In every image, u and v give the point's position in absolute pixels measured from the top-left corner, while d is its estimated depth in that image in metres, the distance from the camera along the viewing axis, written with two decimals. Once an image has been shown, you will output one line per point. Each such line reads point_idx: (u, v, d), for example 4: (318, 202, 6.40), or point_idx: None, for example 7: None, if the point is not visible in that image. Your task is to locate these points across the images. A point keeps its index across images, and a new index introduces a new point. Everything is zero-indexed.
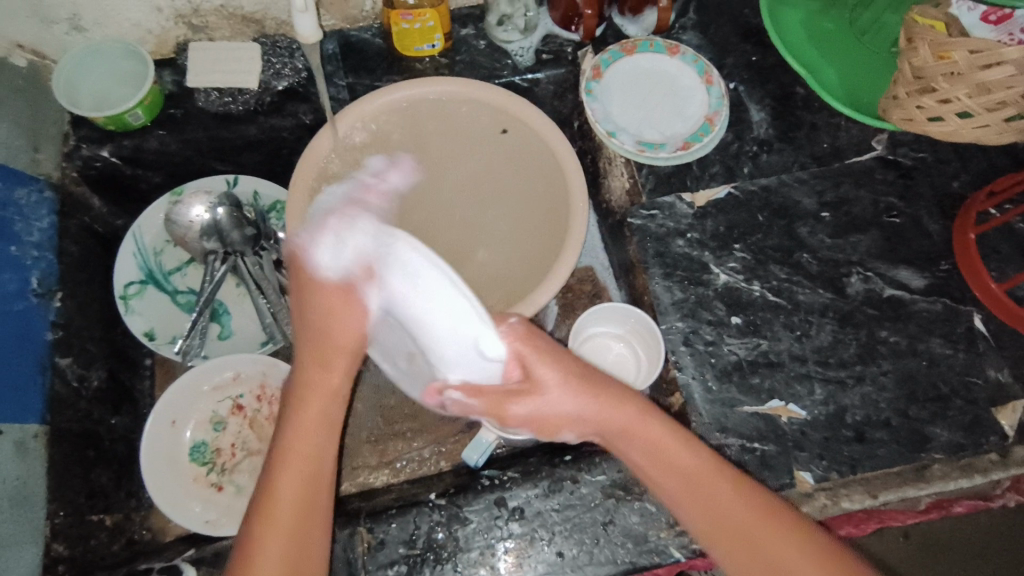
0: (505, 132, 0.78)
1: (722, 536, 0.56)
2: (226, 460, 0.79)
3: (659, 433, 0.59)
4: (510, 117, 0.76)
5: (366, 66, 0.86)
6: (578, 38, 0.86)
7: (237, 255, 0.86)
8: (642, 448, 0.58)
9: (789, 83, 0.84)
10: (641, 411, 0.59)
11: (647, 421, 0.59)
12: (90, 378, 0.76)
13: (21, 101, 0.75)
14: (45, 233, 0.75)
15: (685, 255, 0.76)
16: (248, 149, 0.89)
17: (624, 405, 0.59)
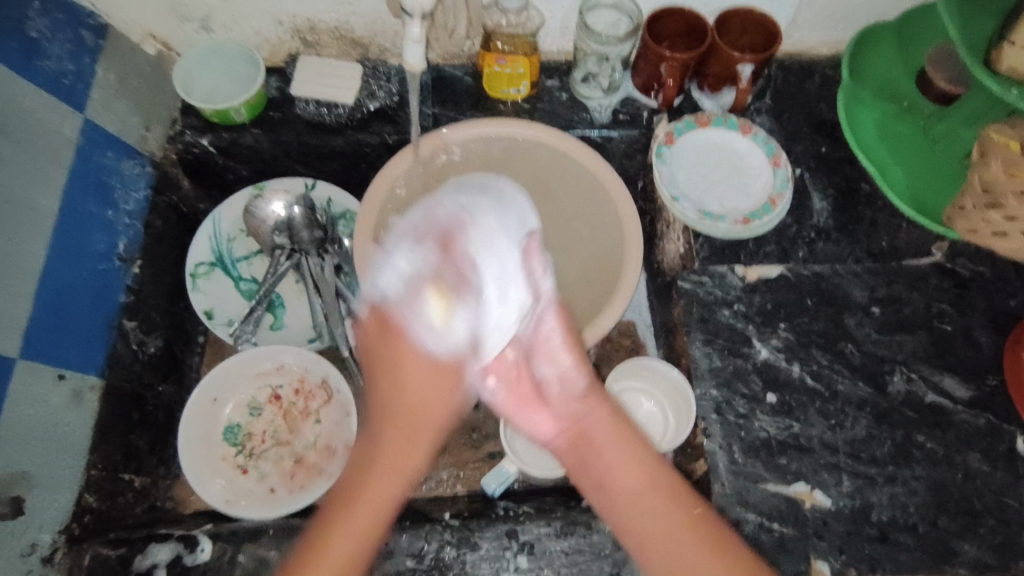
0: (500, 175, 0.86)
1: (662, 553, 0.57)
2: (255, 445, 0.82)
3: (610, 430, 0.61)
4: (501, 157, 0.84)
5: (453, 99, 0.91)
6: (655, 105, 0.91)
7: (302, 254, 0.89)
8: (595, 442, 0.61)
9: (854, 178, 0.86)
10: (613, 411, 0.62)
11: (609, 409, 0.62)
12: (147, 344, 0.80)
13: (145, 84, 0.83)
14: (139, 204, 0.82)
15: (729, 325, 0.77)
16: (330, 158, 0.94)
17: (600, 405, 0.62)
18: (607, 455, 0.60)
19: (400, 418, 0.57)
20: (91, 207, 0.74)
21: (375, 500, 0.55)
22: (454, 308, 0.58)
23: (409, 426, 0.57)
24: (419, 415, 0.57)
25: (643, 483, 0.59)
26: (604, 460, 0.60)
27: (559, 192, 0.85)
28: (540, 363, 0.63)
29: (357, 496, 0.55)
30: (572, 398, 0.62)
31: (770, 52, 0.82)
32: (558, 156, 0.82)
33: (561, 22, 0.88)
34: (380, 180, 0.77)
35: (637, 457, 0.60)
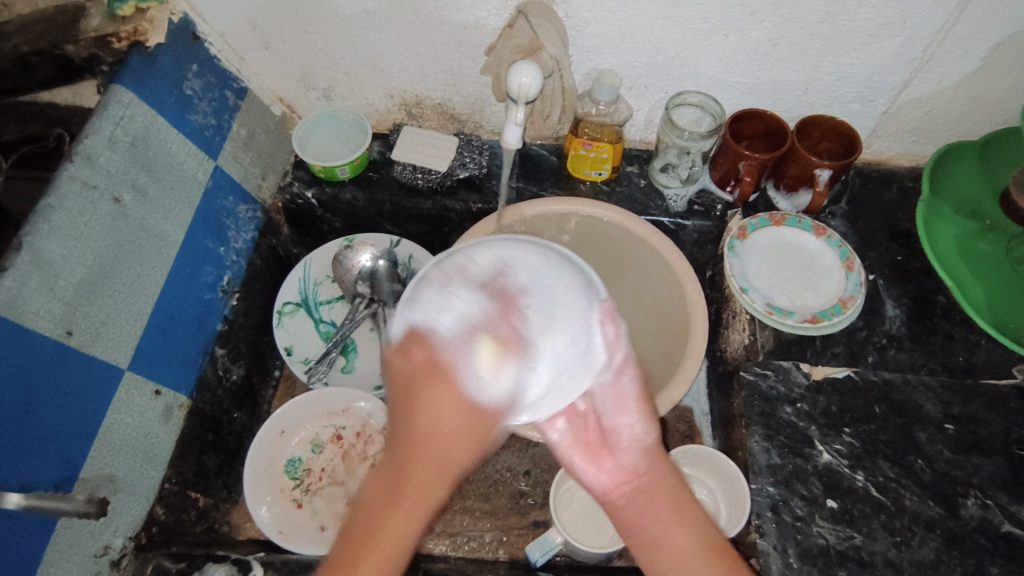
0: None
1: None
2: (312, 481, 0.85)
3: (666, 485, 0.59)
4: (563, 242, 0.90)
5: (537, 176, 0.98)
6: (731, 200, 0.94)
7: (380, 304, 0.97)
8: (651, 511, 0.58)
9: (931, 290, 0.86)
10: (674, 471, 0.60)
11: (671, 472, 0.60)
12: (231, 372, 0.86)
13: (268, 139, 0.94)
14: (246, 243, 0.90)
15: (791, 423, 0.76)
16: (418, 219, 1.01)
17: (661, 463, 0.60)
18: (653, 525, 0.58)
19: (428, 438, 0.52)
20: (208, 242, 0.82)
21: (436, 470, 0.52)
22: (503, 359, 0.52)
23: (427, 450, 0.52)
24: (444, 439, 0.52)
25: (694, 549, 0.57)
26: (661, 518, 0.58)
27: (629, 265, 0.89)
28: (611, 415, 0.60)
29: (405, 491, 0.52)
30: (636, 455, 0.60)
31: (850, 160, 0.84)
32: (622, 232, 0.86)
33: (647, 115, 0.94)
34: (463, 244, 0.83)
35: (699, 527, 0.58)
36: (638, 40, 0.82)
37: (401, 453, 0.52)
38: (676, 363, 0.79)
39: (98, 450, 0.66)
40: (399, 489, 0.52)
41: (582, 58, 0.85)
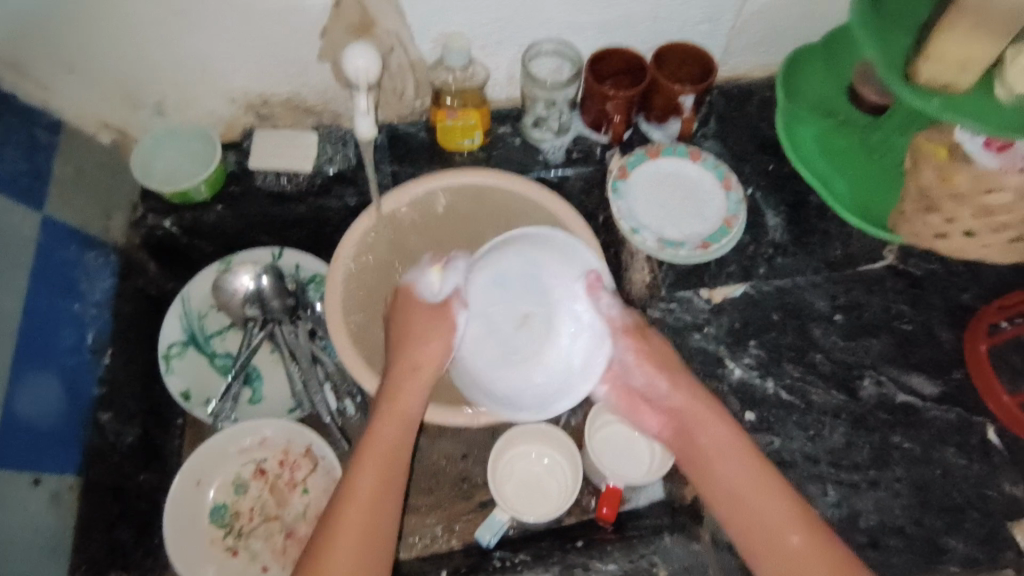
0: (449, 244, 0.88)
1: (757, 539, 0.61)
2: (243, 524, 0.80)
3: (705, 413, 0.66)
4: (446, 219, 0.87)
5: (411, 156, 0.94)
6: (606, 140, 0.94)
7: (275, 323, 0.89)
8: (693, 443, 0.66)
9: (803, 192, 0.90)
10: (706, 406, 0.66)
11: (706, 411, 0.66)
12: (125, 435, 0.78)
13: (103, 174, 0.84)
14: (106, 292, 0.82)
15: (702, 348, 0.79)
16: (295, 226, 0.95)
17: (690, 394, 0.67)
18: (726, 471, 0.63)
19: (415, 364, 0.67)
20: (57, 306, 0.74)
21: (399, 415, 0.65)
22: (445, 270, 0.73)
23: (409, 368, 0.67)
24: (428, 362, 0.68)
25: (746, 479, 0.63)
26: (706, 458, 0.65)
27: (509, 221, 0.87)
28: (643, 386, 0.69)
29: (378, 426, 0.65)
30: (673, 394, 0.67)
31: (709, 82, 0.86)
32: (493, 193, 0.85)
33: (507, 72, 0.91)
34: (343, 247, 0.79)
35: (741, 458, 0.63)
36: None
37: (404, 376, 0.67)
38: None
39: None
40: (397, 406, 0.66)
41: (425, 26, 0.80)
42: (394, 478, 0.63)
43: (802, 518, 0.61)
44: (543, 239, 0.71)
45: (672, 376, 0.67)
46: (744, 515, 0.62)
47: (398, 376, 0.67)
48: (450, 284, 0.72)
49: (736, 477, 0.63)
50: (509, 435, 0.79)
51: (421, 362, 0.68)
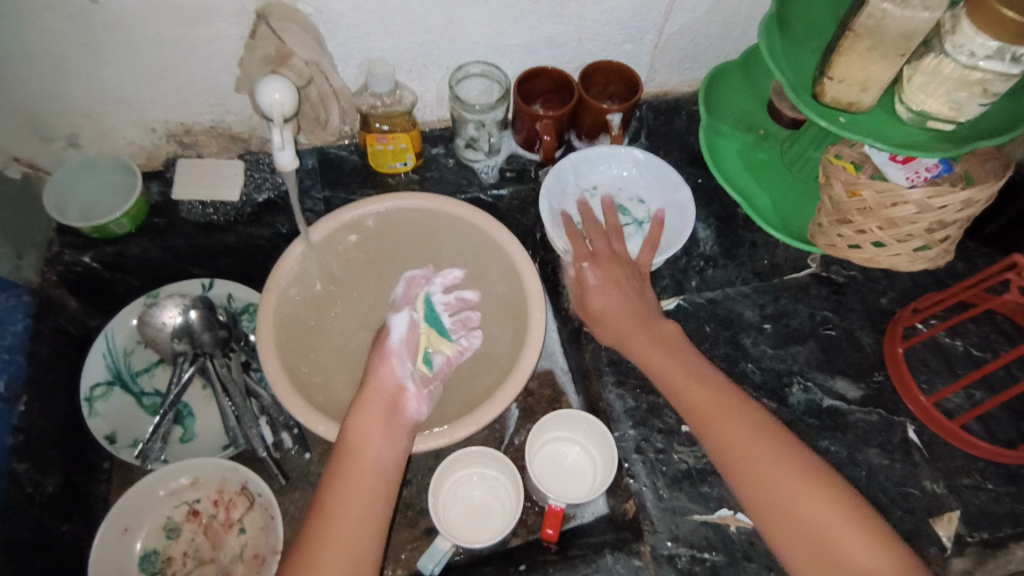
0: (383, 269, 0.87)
1: (737, 468, 0.64)
2: (176, 569, 0.77)
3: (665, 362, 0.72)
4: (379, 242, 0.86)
5: (343, 180, 0.93)
6: (539, 158, 0.95)
7: (205, 357, 0.86)
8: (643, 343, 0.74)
9: (730, 205, 0.93)
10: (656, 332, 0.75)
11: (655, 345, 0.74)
12: (44, 484, 0.75)
13: (14, 211, 0.81)
14: (17, 336, 0.78)
15: (637, 363, 0.81)
16: (225, 254, 0.93)
17: (642, 335, 0.75)
18: (687, 390, 0.69)
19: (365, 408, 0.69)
20: None
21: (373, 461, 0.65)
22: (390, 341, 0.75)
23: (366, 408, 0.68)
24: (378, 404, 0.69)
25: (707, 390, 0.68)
26: (680, 398, 0.70)
27: (435, 244, 0.86)
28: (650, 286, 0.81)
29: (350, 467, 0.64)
30: (603, 294, 0.78)
31: (634, 99, 0.88)
32: (414, 214, 0.84)
33: (436, 94, 0.91)
34: (270, 280, 0.78)
35: (700, 387, 0.69)
36: (401, 21, 0.77)
37: (368, 414, 0.68)
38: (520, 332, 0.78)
39: None
40: (365, 445, 0.67)
41: (348, 52, 0.80)
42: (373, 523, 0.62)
43: (765, 437, 0.64)
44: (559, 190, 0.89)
45: (624, 306, 0.77)
46: (703, 420, 0.67)
47: (360, 412, 0.68)
48: (402, 320, 0.78)
49: (697, 398, 0.68)
50: (451, 459, 0.79)
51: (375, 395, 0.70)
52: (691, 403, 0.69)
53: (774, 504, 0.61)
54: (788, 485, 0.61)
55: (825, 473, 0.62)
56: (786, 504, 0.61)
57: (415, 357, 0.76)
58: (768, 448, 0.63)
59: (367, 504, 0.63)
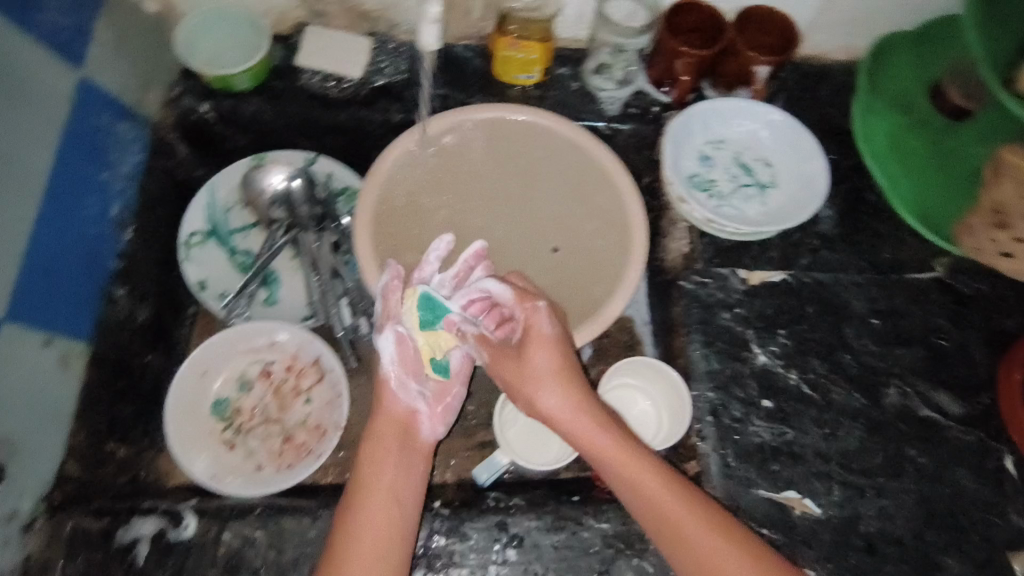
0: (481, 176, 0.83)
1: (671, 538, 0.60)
2: (243, 420, 0.80)
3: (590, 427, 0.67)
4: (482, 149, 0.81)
5: (462, 82, 0.89)
6: (667, 101, 0.89)
7: (299, 228, 0.86)
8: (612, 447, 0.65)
9: (861, 188, 0.86)
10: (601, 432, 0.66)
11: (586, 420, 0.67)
12: (136, 314, 0.77)
13: (146, 44, 0.81)
14: (133, 167, 0.79)
15: (728, 328, 0.77)
16: (332, 133, 0.90)
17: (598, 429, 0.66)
18: (581, 422, 0.67)
19: (379, 431, 0.69)
20: (85, 169, 0.71)
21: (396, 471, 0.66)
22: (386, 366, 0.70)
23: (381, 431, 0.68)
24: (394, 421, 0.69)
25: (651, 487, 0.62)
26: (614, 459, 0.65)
27: (539, 164, 0.82)
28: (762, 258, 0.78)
29: (368, 477, 0.65)
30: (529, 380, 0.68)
31: (788, 55, 0.81)
32: (525, 127, 0.80)
33: (578, 10, 0.86)
34: (378, 163, 0.76)
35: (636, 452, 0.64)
36: None
37: (384, 440, 0.68)
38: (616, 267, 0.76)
39: None
40: (379, 470, 0.66)
41: None
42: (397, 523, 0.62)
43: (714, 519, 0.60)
44: (687, 137, 0.84)
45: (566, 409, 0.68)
46: (612, 463, 0.64)
47: (374, 438, 0.68)
48: (391, 345, 0.69)
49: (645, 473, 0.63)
50: None
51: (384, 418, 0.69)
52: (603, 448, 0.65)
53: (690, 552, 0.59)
54: (707, 541, 0.59)
55: (688, 488, 0.62)
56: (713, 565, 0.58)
57: (421, 371, 0.71)
58: (659, 491, 0.62)
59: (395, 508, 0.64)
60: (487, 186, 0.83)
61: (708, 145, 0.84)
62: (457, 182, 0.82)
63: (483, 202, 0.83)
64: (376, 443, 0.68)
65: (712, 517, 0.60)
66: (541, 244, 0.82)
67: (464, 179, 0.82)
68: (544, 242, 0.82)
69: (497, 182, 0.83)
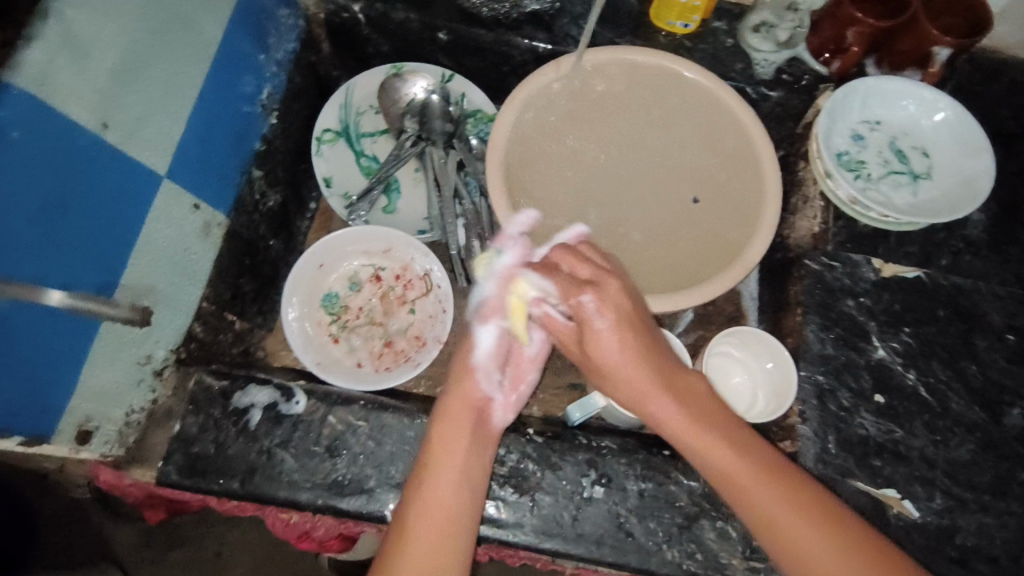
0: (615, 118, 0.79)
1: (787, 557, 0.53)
2: (349, 318, 0.82)
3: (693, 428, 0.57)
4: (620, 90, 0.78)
5: (614, 20, 0.87)
6: (826, 73, 0.84)
7: (429, 143, 0.88)
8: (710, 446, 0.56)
9: (1021, 197, 0.80)
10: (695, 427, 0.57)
11: (681, 417, 0.58)
12: (267, 198, 0.80)
13: None
14: (287, 55, 0.80)
15: (850, 316, 0.74)
16: (474, 54, 0.89)
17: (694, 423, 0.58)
18: (662, 398, 0.59)
19: (450, 408, 0.62)
20: (247, 46, 0.72)
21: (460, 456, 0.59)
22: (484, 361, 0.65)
23: (451, 410, 0.62)
24: (462, 404, 0.62)
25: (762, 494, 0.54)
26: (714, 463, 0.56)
27: (676, 116, 0.78)
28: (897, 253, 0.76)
29: (437, 457, 0.59)
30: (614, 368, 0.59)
31: (976, 40, 0.75)
32: (665, 76, 0.76)
33: None
34: (521, 88, 0.73)
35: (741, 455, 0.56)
36: None
37: (455, 418, 0.61)
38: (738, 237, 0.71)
39: (137, 260, 0.61)
40: (449, 453, 0.59)
41: None
42: (460, 511, 0.56)
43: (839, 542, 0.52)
44: (844, 113, 0.79)
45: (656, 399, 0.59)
46: (688, 442, 0.58)
47: (447, 417, 0.61)
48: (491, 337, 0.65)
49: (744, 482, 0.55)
50: None
51: (458, 399, 0.63)
52: (677, 427, 0.58)
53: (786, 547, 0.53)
54: (802, 536, 0.52)
55: (788, 476, 0.55)
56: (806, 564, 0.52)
57: (505, 363, 0.66)
58: (746, 478, 0.55)
59: (463, 498, 0.57)
60: (619, 129, 0.79)
61: (864, 125, 0.80)
62: (589, 120, 0.78)
63: (611, 146, 0.79)
64: (447, 419, 0.61)
65: (812, 511, 0.53)
66: (661, 201, 0.78)
67: (596, 119, 0.78)
68: (667, 202, 0.77)
69: (629, 128, 0.79)
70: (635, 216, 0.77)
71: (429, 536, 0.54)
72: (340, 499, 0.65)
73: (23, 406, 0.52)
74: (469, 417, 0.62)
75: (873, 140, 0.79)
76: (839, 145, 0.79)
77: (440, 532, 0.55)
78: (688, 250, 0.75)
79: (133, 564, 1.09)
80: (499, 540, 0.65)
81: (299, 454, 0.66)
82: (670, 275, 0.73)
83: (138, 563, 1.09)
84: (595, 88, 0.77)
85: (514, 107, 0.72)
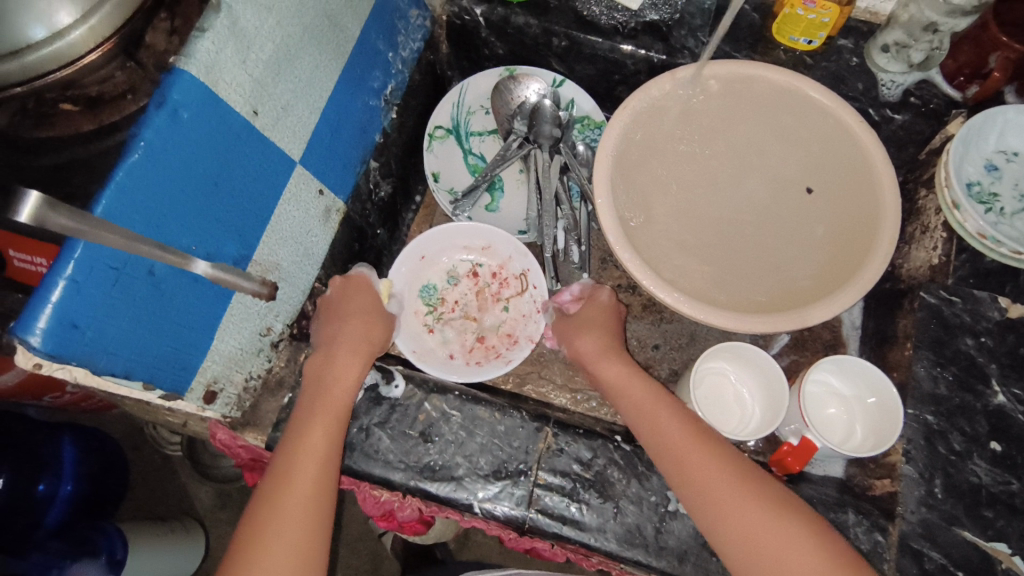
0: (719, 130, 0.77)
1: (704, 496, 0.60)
2: (445, 310, 0.86)
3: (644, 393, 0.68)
4: (730, 103, 0.76)
5: (735, 35, 0.86)
6: (958, 98, 0.80)
7: (536, 146, 0.90)
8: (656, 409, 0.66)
9: None
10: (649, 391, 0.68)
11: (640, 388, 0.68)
12: (380, 188, 0.85)
13: None
14: (411, 54, 0.84)
15: (968, 356, 0.70)
16: (587, 61, 0.89)
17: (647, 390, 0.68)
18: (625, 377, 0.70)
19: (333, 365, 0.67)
20: (378, 44, 0.77)
21: (324, 419, 0.63)
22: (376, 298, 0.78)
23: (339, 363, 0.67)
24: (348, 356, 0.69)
25: (688, 439, 0.63)
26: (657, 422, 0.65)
27: (789, 132, 0.75)
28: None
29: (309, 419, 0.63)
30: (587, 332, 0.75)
31: None
32: (775, 90, 0.75)
33: None
34: (632, 99, 0.73)
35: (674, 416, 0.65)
36: None
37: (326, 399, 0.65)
38: (844, 262, 0.68)
39: (268, 238, 0.66)
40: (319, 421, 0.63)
41: None
42: (328, 464, 0.61)
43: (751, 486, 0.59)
44: (976, 142, 0.75)
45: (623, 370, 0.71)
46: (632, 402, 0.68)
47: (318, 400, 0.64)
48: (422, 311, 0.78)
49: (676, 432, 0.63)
50: (711, 352, 0.81)
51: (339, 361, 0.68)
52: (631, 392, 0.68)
53: (726, 517, 0.58)
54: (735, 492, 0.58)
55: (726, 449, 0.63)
56: (746, 530, 0.57)
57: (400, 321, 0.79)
58: (690, 449, 0.62)
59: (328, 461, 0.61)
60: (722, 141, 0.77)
61: (997, 155, 0.75)
62: (695, 130, 0.77)
63: (712, 157, 0.78)
64: (320, 381, 0.66)
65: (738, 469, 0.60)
66: (766, 218, 0.76)
67: (705, 129, 0.77)
68: (766, 220, 0.76)
69: (738, 141, 0.77)
70: (731, 233, 0.76)
71: (305, 486, 0.58)
72: (431, 482, 0.67)
73: (167, 362, 0.58)
74: (346, 381, 0.67)
75: (1008, 170, 0.75)
76: (969, 174, 0.74)
77: (317, 481, 0.59)
78: (795, 271, 0.72)
79: (212, 523, 1.17)
80: (580, 543, 0.65)
81: (396, 436, 0.69)
82: (766, 290, 0.71)
83: (216, 523, 1.16)
84: (700, 101, 0.76)
85: (626, 116, 0.72)
